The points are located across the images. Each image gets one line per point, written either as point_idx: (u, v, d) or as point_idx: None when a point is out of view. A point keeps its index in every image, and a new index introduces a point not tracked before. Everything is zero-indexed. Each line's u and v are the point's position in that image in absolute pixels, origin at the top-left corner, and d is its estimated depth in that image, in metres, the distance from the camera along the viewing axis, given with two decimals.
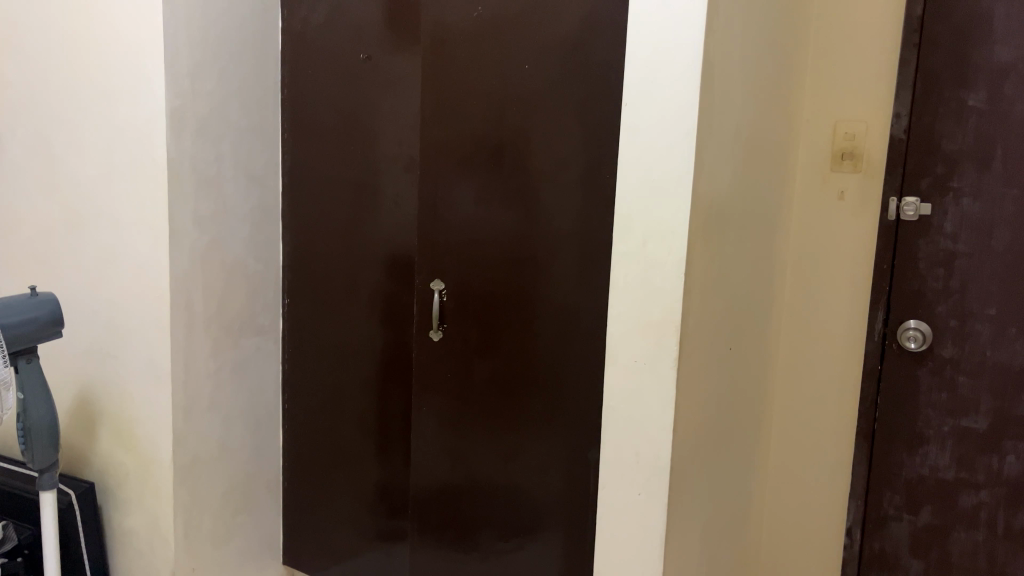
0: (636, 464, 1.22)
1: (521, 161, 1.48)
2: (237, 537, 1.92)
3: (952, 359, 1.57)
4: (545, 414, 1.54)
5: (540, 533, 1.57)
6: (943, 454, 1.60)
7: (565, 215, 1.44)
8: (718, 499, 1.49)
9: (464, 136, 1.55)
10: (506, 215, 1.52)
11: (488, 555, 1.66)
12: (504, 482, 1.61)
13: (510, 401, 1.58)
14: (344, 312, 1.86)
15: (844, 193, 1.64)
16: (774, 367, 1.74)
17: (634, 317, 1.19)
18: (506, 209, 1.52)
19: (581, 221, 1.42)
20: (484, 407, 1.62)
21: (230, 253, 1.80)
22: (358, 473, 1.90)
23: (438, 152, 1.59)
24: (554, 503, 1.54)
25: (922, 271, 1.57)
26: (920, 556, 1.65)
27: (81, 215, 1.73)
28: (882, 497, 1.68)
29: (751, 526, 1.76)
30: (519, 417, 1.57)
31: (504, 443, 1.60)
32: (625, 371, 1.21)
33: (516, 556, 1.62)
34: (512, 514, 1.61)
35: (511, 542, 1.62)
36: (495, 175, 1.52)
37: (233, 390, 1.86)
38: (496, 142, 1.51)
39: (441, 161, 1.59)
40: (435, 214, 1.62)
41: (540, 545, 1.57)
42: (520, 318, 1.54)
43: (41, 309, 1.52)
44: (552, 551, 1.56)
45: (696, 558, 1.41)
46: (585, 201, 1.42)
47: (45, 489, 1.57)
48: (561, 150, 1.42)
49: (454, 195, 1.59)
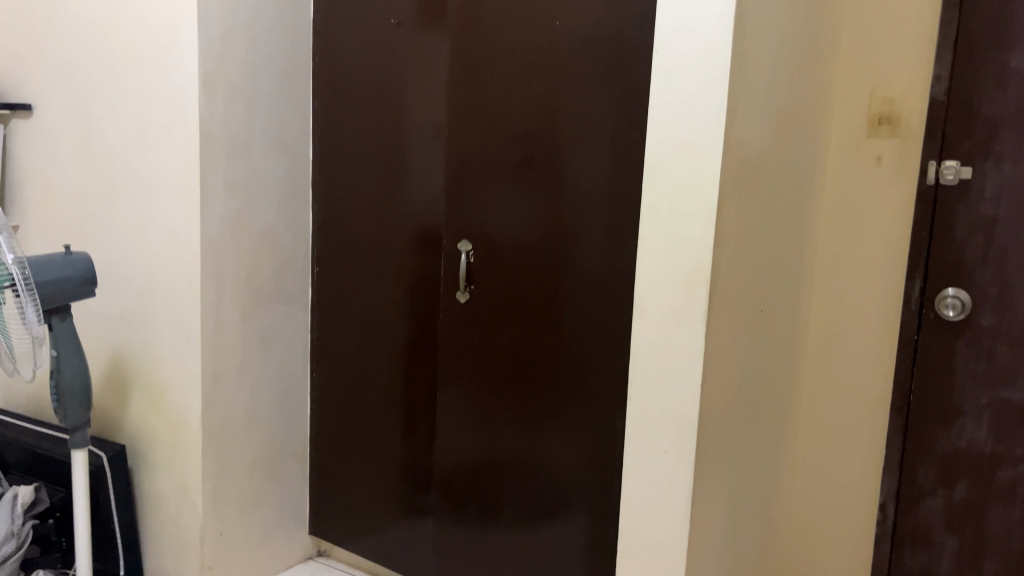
0: (662, 422, 1.16)
1: (552, 119, 1.46)
2: (263, 506, 1.91)
3: (991, 327, 1.44)
4: (568, 387, 1.52)
5: (561, 510, 1.57)
6: (980, 426, 1.47)
7: (593, 176, 1.43)
8: (738, 472, 1.40)
9: (495, 95, 1.54)
10: (534, 175, 1.51)
11: (511, 524, 1.65)
12: (526, 457, 1.61)
13: (535, 374, 1.57)
14: (372, 280, 1.85)
15: (881, 157, 1.53)
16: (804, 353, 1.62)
17: (662, 269, 1.14)
18: (534, 168, 1.51)
19: (610, 180, 1.40)
20: (509, 379, 1.61)
21: (261, 221, 1.80)
22: (383, 443, 1.89)
23: (470, 112, 1.59)
24: (577, 479, 1.53)
25: (962, 236, 1.45)
26: (956, 533, 1.51)
27: (116, 180, 1.75)
28: (916, 472, 1.54)
29: (779, 516, 1.65)
30: (544, 391, 1.56)
31: (528, 417, 1.59)
32: (652, 325, 1.16)
33: (540, 526, 1.60)
34: (537, 482, 1.60)
35: (536, 511, 1.61)
36: (526, 135, 1.51)
37: (262, 359, 1.85)
38: (528, 97, 1.49)
39: (472, 121, 1.59)
40: (464, 174, 1.62)
41: (560, 523, 1.57)
42: (546, 281, 1.53)
43: (75, 268, 1.55)
44: (573, 526, 1.55)
45: (716, 533, 1.33)
46: (614, 161, 1.40)
47: (77, 447, 1.59)
48: (592, 110, 1.41)
49: (484, 155, 1.58)
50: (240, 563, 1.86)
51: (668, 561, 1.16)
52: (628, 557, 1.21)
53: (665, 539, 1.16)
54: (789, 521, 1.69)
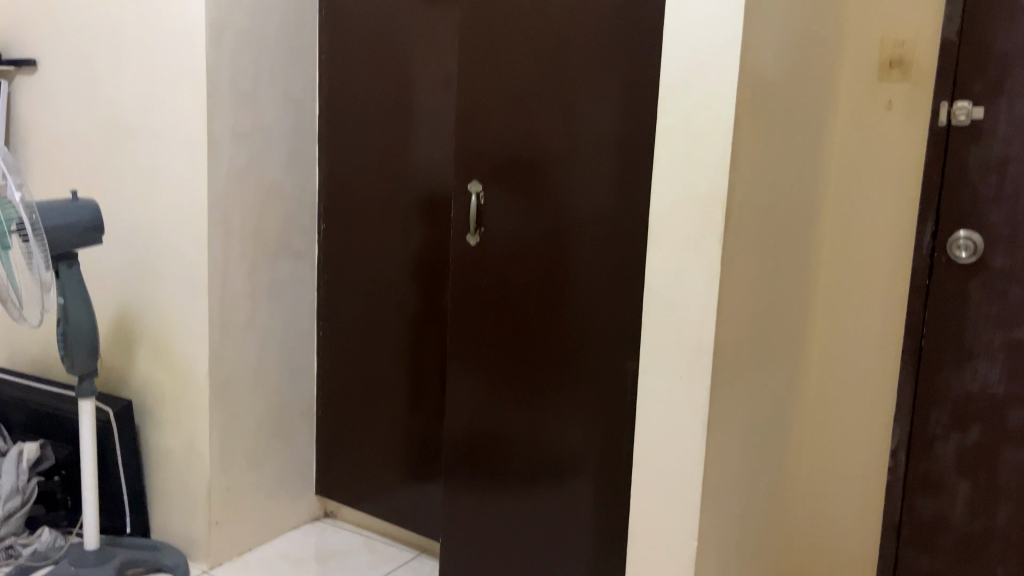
0: (676, 348, 1.14)
1: (561, 43, 1.35)
2: (270, 463, 1.89)
3: (1004, 269, 1.44)
4: (582, 342, 1.40)
5: (570, 483, 1.44)
6: (993, 369, 1.47)
7: (604, 100, 1.31)
8: (750, 415, 1.37)
9: (508, 19, 1.42)
10: (544, 105, 1.39)
11: (527, 489, 1.50)
12: (535, 426, 1.48)
13: (548, 330, 1.44)
14: (380, 235, 1.84)
15: (892, 101, 1.52)
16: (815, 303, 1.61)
17: (679, 193, 1.13)
18: (545, 98, 1.38)
19: (622, 106, 1.30)
20: (519, 337, 1.48)
21: (268, 174, 1.80)
22: (391, 399, 1.88)
23: (483, 39, 1.46)
24: (587, 441, 1.42)
25: (974, 176, 1.45)
26: (968, 478, 1.50)
27: (123, 134, 1.74)
28: (928, 417, 1.53)
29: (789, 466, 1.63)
30: (557, 348, 1.43)
31: (540, 380, 1.46)
32: (665, 252, 1.15)
33: (554, 489, 1.46)
34: (555, 441, 1.46)
35: (552, 472, 1.46)
36: (539, 62, 1.39)
37: (268, 313, 1.84)
38: (541, 21, 1.37)
39: (483, 50, 1.46)
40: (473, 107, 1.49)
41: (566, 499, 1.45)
42: (556, 219, 1.40)
43: (78, 214, 1.53)
44: (580, 499, 1.43)
45: (731, 472, 1.30)
46: (624, 85, 1.29)
47: (84, 397, 1.58)
48: (600, 32, 1.30)
49: (498, 87, 1.45)
50: (246, 520, 1.85)
51: (684, 489, 1.15)
52: (642, 488, 1.19)
53: (680, 466, 1.15)
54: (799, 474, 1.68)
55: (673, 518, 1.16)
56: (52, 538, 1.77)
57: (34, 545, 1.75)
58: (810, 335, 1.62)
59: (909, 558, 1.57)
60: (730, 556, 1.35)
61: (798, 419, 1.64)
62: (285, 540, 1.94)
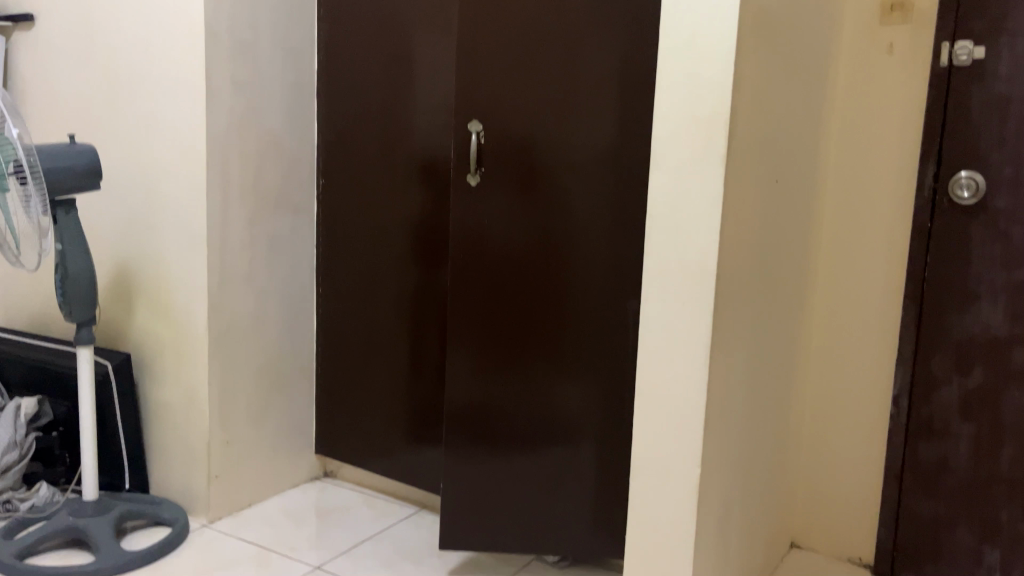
0: (678, 273, 1.14)
1: None
2: (270, 419, 1.89)
3: (1006, 209, 1.43)
4: (586, 286, 1.46)
5: (577, 418, 1.51)
6: (996, 310, 1.46)
7: (608, 49, 1.39)
8: (756, 352, 1.35)
9: None
10: (549, 48, 1.41)
11: (531, 432, 1.53)
12: (541, 367, 1.51)
13: (553, 272, 1.48)
14: (379, 188, 1.83)
15: (894, 45, 1.52)
16: (817, 250, 1.62)
17: (680, 117, 1.12)
18: (551, 42, 1.41)
19: (624, 54, 1.38)
20: (521, 287, 1.50)
21: (267, 126, 1.79)
22: (389, 354, 1.86)
23: None
24: (590, 382, 1.49)
25: (976, 116, 1.44)
26: (971, 421, 1.50)
27: (120, 86, 1.74)
28: (930, 362, 1.53)
29: (793, 413, 1.63)
30: (564, 289, 1.48)
31: (544, 327, 1.50)
32: (667, 177, 1.14)
33: (558, 429, 1.52)
34: (559, 383, 1.51)
35: (555, 412, 1.52)
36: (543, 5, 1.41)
37: (267, 268, 1.83)
38: None
39: None
40: (474, 43, 1.45)
41: (570, 439, 1.51)
42: (562, 164, 1.45)
43: (76, 159, 1.52)
44: (585, 437, 1.50)
45: (736, 407, 1.29)
46: (626, 36, 1.37)
47: (83, 344, 1.57)
48: None
49: (500, 24, 1.43)
50: (246, 476, 1.84)
51: (687, 415, 1.15)
52: (645, 416, 1.19)
53: (683, 392, 1.15)
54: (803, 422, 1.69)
55: (677, 444, 1.16)
56: (49, 494, 1.75)
57: (31, 500, 1.72)
58: (813, 282, 1.62)
59: (911, 503, 1.57)
60: (734, 492, 1.35)
61: (801, 365, 1.64)
62: (286, 497, 1.94)
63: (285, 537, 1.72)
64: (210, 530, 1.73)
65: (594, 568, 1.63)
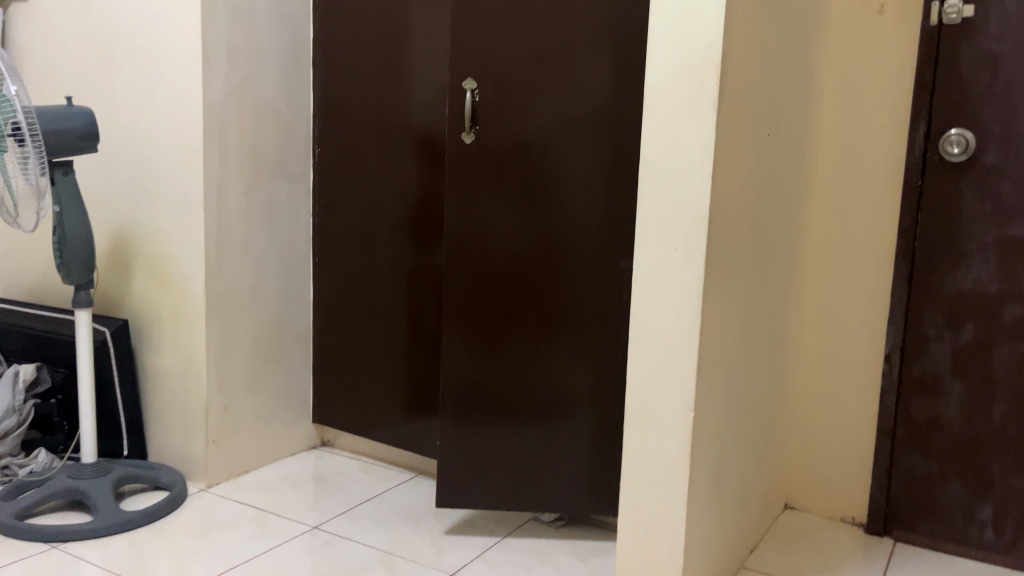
0: (672, 219, 1.15)
1: None
2: (268, 386, 1.90)
3: (996, 165, 1.45)
4: (579, 245, 1.47)
5: (571, 378, 1.51)
6: (986, 266, 1.47)
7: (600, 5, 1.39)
8: (750, 305, 1.36)
9: None
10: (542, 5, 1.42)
11: (526, 392, 1.53)
12: (536, 327, 1.51)
13: (548, 230, 1.48)
14: (374, 155, 1.84)
15: (884, 5, 1.53)
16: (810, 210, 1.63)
17: (673, 64, 1.13)
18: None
19: (617, 10, 1.38)
20: (517, 249, 1.50)
21: (263, 94, 1.80)
22: (385, 321, 1.87)
23: None
24: (584, 341, 1.49)
25: (966, 74, 1.46)
26: (962, 377, 1.51)
27: (117, 52, 1.74)
28: (921, 318, 1.54)
29: (786, 373, 1.64)
30: (558, 247, 1.48)
31: (539, 293, 1.50)
32: (660, 125, 1.15)
33: (553, 388, 1.52)
34: (554, 342, 1.51)
35: (550, 372, 1.52)
36: None
37: (264, 234, 1.84)
38: None
39: None
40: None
41: (564, 405, 1.52)
42: (556, 121, 1.45)
43: (72, 121, 1.53)
44: (579, 403, 1.51)
45: (731, 357, 1.30)
46: None
47: (82, 307, 1.59)
48: None
49: None
50: (244, 442, 1.86)
51: (681, 360, 1.16)
52: (638, 363, 1.21)
53: (676, 337, 1.16)
54: (795, 381, 1.70)
55: (670, 389, 1.18)
56: (49, 459, 1.76)
57: (30, 465, 1.73)
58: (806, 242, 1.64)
59: (902, 460, 1.59)
60: (728, 443, 1.36)
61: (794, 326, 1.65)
62: (284, 464, 1.95)
63: (284, 500, 1.73)
64: (209, 494, 1.74)
65: (589, 527, 1.65)
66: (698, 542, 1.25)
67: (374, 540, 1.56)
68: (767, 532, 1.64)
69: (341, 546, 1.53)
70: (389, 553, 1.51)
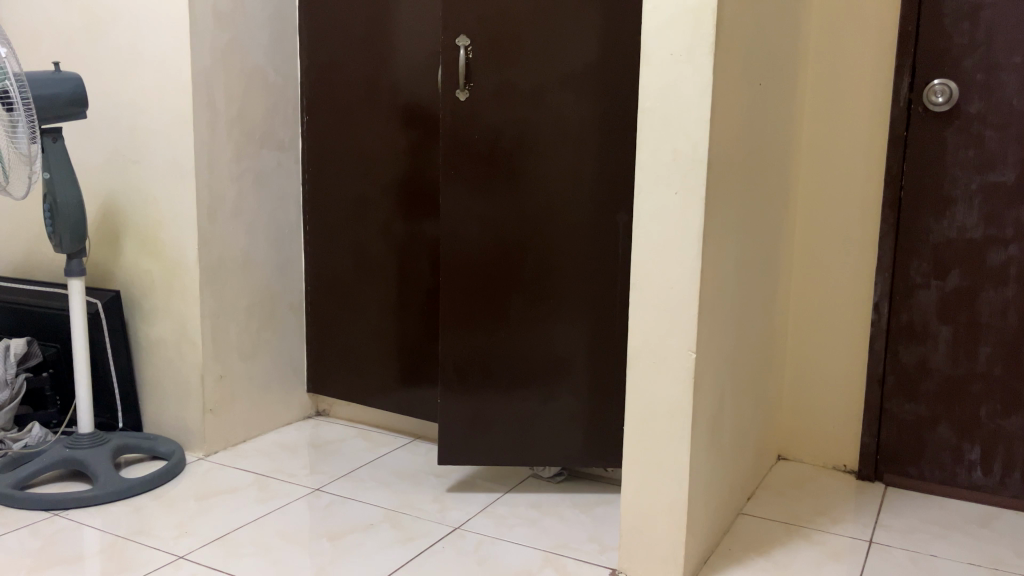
0: (672, 162, 1.17)
1: None
2: (262, 355, 1.90)
3: (978, 113, 1.48)
4: (576, 204, 1.47)
5: (569, 337, 1.52)
6: (971, 213, 1.51)
7: None
8: (745, 254, 1.38)
9: None
10: None
11: (525, 351, 1.54)
12: (534, 286, 1.52)
13: (545, 189, 1.48)
14: (364, 120, 1.83)
15: None
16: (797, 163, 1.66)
17: (672, 6, 1.14)
18: None
19: None
20: (513, 210, 1.50)
21: (251, 59, 1.79)
22: (378, 287, 1.87)
23: None
24: (581, 298, 1.50)
25: (949, 24, 1.49)
26: (949, 322, 1.55)
27: (102, 17, 1.72)
28: (909, 266, 1.58)
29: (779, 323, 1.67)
30: (553, 206, 1.48)
31: (536, 253, 1.50)
32: (659, 69, 1.17)
33: (552, 345, 1.53)
34: (552, 301, 1.51)
35: (548, 331, 1.53)
36: None
37: (255, 202, 1.84)
38: None
39: None
40: None
41: (561, 364, 1.53)
42: (552, 78, 1.45)
43: (60, 86, 1.51)
44: (576, 360, 1.52)
45: (728, 303, 1.32)
46: None
47: (73, 276, 1.57)
48: None
49: None
50: (241, 411, 1.86)
51: (683, 302, 1.18)
52: (640, 308, 1.23)
53: (678, 279, 1.18)
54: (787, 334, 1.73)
55: (673, 331, 1.20)
56: (43, 433, 1.72)
57: (25, 439, 1.69)
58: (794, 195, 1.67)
59: (892, 407, 1.62)
60: (728, 390, 1.38)
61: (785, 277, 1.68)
62: (280, 433, 1.96)
63: (284, 466, 1.74)
64: (208, 462, 1.75)
65: (588, 480, 1.69)
66: (701, 484, 1.28)
67: (378, 499, 1.57)
68: (763, 480, 1.68)
69: (346, 505, 1.54)
70: (392, 510, 1.52)
